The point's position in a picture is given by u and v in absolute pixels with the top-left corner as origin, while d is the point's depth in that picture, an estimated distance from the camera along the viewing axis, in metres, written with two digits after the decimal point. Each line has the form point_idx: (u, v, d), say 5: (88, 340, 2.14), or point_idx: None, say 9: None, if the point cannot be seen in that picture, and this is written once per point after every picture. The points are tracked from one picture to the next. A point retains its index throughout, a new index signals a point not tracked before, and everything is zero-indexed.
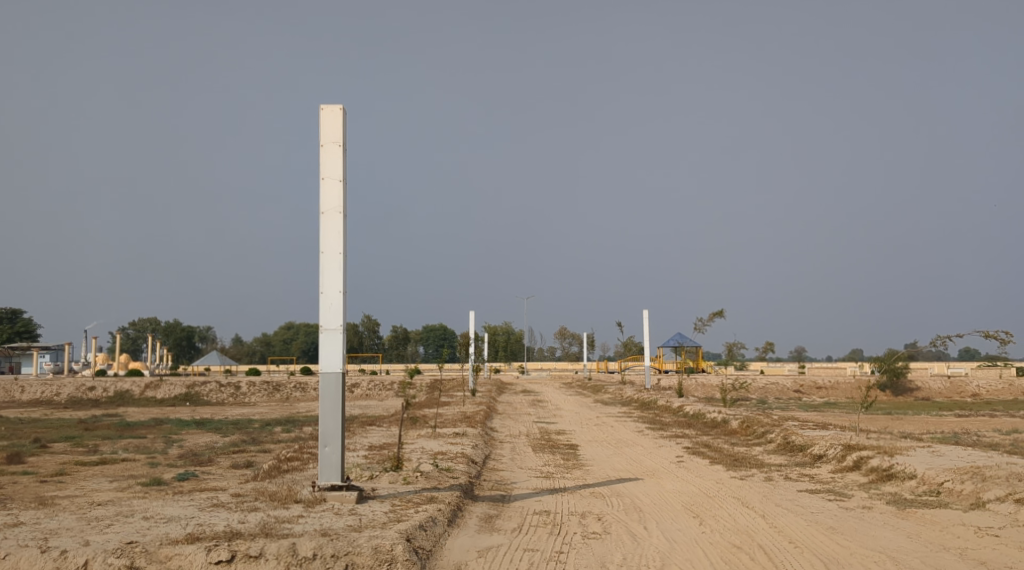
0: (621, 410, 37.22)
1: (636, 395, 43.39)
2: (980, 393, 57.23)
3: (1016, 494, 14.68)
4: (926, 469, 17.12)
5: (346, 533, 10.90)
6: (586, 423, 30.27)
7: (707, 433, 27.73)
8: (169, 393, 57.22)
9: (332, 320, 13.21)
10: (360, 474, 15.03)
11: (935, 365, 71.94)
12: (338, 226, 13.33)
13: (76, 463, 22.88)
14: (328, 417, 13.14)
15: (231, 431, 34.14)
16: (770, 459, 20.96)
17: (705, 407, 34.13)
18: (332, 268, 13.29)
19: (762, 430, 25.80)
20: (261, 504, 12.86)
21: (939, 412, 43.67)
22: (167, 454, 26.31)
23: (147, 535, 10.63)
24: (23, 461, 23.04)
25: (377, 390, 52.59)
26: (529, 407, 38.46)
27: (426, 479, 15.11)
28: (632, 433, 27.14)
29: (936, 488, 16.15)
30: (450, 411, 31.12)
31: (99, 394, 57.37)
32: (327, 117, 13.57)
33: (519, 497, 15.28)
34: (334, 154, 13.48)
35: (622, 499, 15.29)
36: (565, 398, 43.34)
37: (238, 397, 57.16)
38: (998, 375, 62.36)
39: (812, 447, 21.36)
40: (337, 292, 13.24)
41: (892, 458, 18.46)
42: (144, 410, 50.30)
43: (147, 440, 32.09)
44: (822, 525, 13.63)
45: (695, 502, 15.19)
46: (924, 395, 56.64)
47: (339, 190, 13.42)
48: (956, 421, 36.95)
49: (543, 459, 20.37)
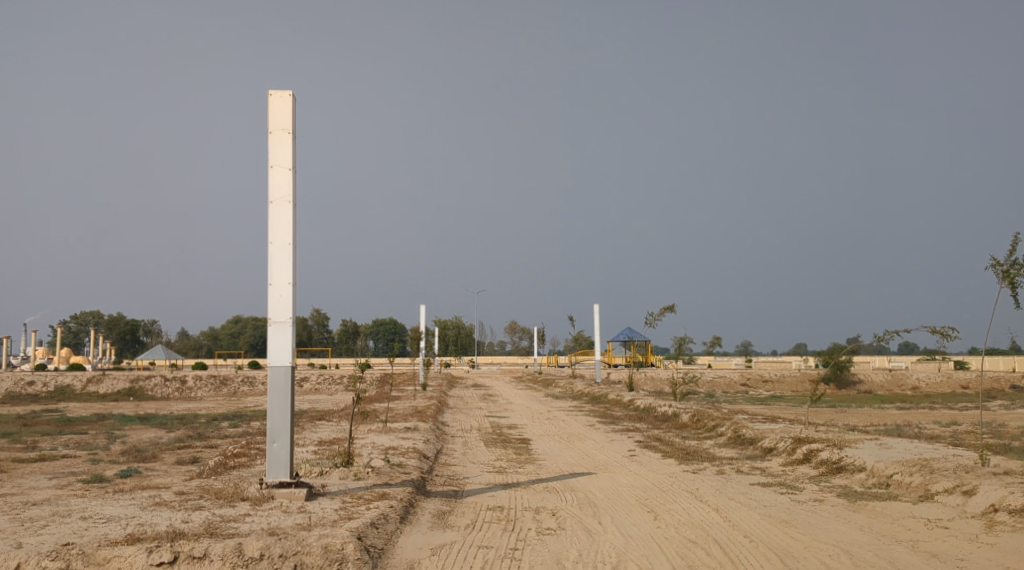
0: (572, 404, 37.20)
1: (586, 389, 43.40)
2: (921, 387, 58.28)
3: (964, 486, 14.79)
4: (875, 462, 17.23)
5: (295, 532, 10.58)
6: (537, 418, 30.13)
7: (658, 426, 27.78)
8: (112, 388, 56.08)
9: (281, 313, 12.86)
10: (310, 470, 14.69)
11: (878, 359, 73.11)
12: (288, 216, 12.98)
13: (14, 460, 22.21)
14: (277, 412, 12.78)
15: (176, 427, 33.48)
16: (720, 453, 20.96)
17: (655, 400, 34.25)
18: (281, 260, 12.94)
19: (712, 424, 25.88)
20: (206, 502, 12.47)
21: (882, 405, 44.30)
22: (110, 450, 25.68)
23: (84, 536, 10.22)
24: None
25: (327, 385, 52.06)
26: (480, 401, 38.25)
27: (377, 474, 14.83)
28: (584, 427, 27.07)
29: (885, 481, 16.25)
30: (401, 404, 30.85)
31: (39, 389, 56.06)
32: (276, 104, 13.19)
33: (472, 493, 15.06)
34: (283, 142, 13.13)
35: (576, 494, 15.14)
36: (517, 393, 43.24)
37: (183, 392, 56.21)
38: (938, 368, 63.52)
39: (763, 440, 21.42)
40: (286, 285, 12.90)
41: (841, 451, 18.56)
42: (85, 406, 49.19)
43: (89, 435, 31.35)
44: (776, 519, 13.59)
45: (649, 497, 15.08)
46: (868, 388, 57.53)
47: (288, 178, 13.06)
48: (898, 414, 37.48)
49: (495, 454, 20.18)
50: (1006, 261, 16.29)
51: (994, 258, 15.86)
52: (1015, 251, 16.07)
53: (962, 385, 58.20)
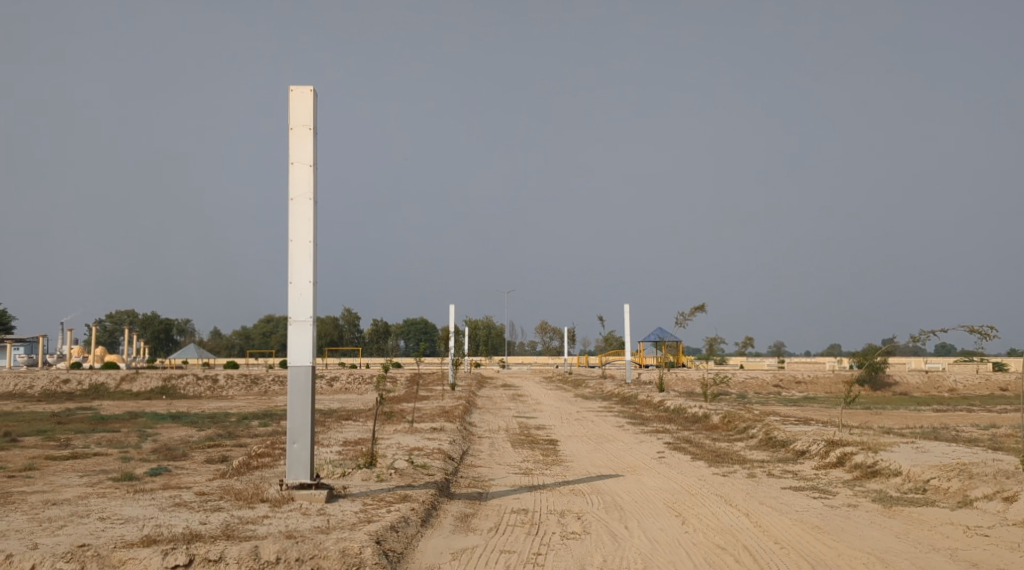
0: (602, 404, 36.85)
1: (616, 389, 42.99)
2: (957, 388, 57.32)
3: (1004, 492, 14.33)
4: (911, 466, 16.79)
5: (313, 535, 10.38)
6: (566, 418, 29.84)
7: (689, 428, 27.39)
8: (145, 386, 56.43)
9: (302, 312, 12.68)
10: (332, 471, 14.50)
11: (914, 359, 72.08)
12: (308, 213, 12.81)
13: (46, 458, 22.29)
14: (297, 412, 12.61)
15: (207, 425, 33.53)
16: (752, 455, 20.55)
17: (685, 402, 33.83)
18: (302, 257, 12.76)
19: (744, 425, 25.48)
20: (226, 504, 12.30)
21: (917, 406, 43.64)
22: (140, 448, 25.71)
23: (100, 537, 10.09)
24: None
25: (357, 384, 52.06)
26: (508, 400, 37.97)
27: (401, 476, 14.63)
28: (613, 428, 26.74)
29: (921, 485, 15.80)
30: (428, 404, 30.67)
31: (73, 386, 56.54)
32: (297, 99, 13.01)
33: (497, 495, 14.79)
34: (304, 138, 12.95)
35: (603, 497, 14.84)
36: (545, 393, 43.00)
37: (215, 391, 56.44)
38: (975, 370, 62.46)
39: (795, 443, 20.98)
40: (307, 283, 12.72)
41: (876, 454, 18.12)
42: (119, 404, 49.51)
43: (121, 434, 31.46)
44: (807, 525, 13.22)
45: (678, 501, 14.74)
46: (903, 390, 56.62)
47: (309, 175, 12.89)
48: (934, 416, 36.85)
49: (523, 455, 19.91)
50: None
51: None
52: None
53: (1000, 387, 57.16)
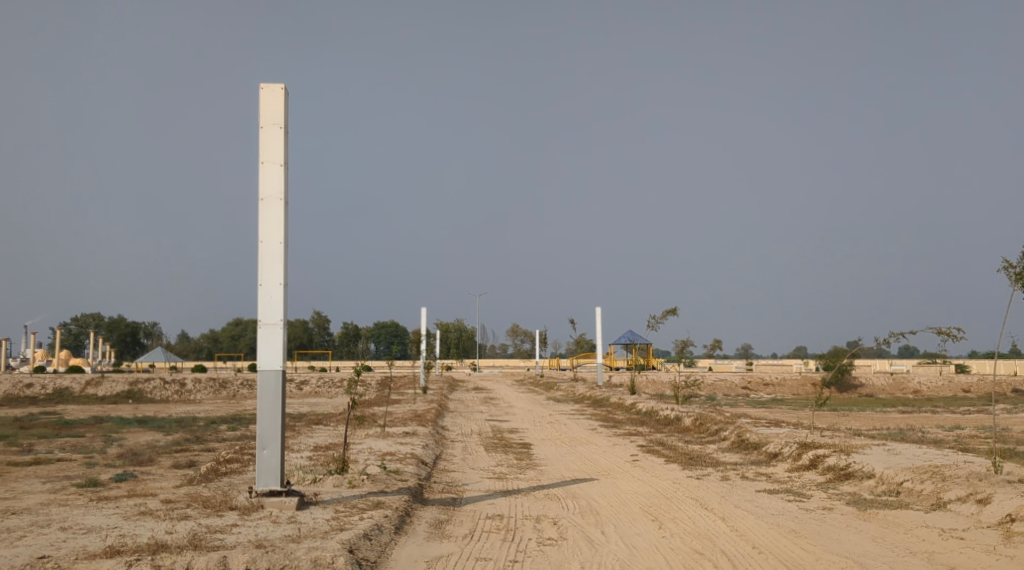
0: (573, 408, 36.71)
1: (587, 392, 42.89)
2: (922, 390, 57.81)
3: (977, 495, 14.31)
4: (884, 468, 16.76)
5: (283, 545, 10.12)
6: (538, 421, 29.67)
7: (660, 430, 27.31)
8: (111, 391, 55.59)
9: (272, 315, 12.41)
10: (302, 478, 14.22)
11: (879, 361, 72.66)
12: (279, 214, 12.54)
13: (9, 463, 21.82)
14: (267, 418, 12.35)
15: (173, 430, 33.05)
16: (725, 458, 20.48)
17: (656, 405, 33.77)
18: (272, 259, 12.50)
19: (715, 427, 25.44)
20: (193, 512, 12.00)
21: (884, 408, 43.89)
22: (106, 453, 25.27)
23: (62, 548, 9.77)
24: None
25: (327, 388, 51.59)
26: (479, 405, 37.72)
27: (373, 482, 14.37)
28: (585, 431, 26.63)
29: (895, 488, 15.78)
30: (399, 409, 30.40)
31: (36, 391, 55.58)
32: (268, 97, 12.74)
33: (471, 501, 14.58)
34: (274, 137, 12.69)
35: (579, 502, 14.66)
36: (517, 396, 42.85)
37: (182, 395, 55.72)
38: (939, 372, 63.05)
39: (767, 445, 20.93)
40: (278, 285, 12.45)
41: (849, 457, 18.09)
42: (83, 408, 48.72)
43: (85, 439, 30.92)
44: (784, 529, 13.12)
45: (653, 505, 14.61)
46: (870, 392, 56.96)
47: (281, 175, 12.62)
48: (901, 417, 37.02)
49: (495, 459, 19.71)
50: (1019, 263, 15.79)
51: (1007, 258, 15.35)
52: None
53: (964, 388, 57.73)
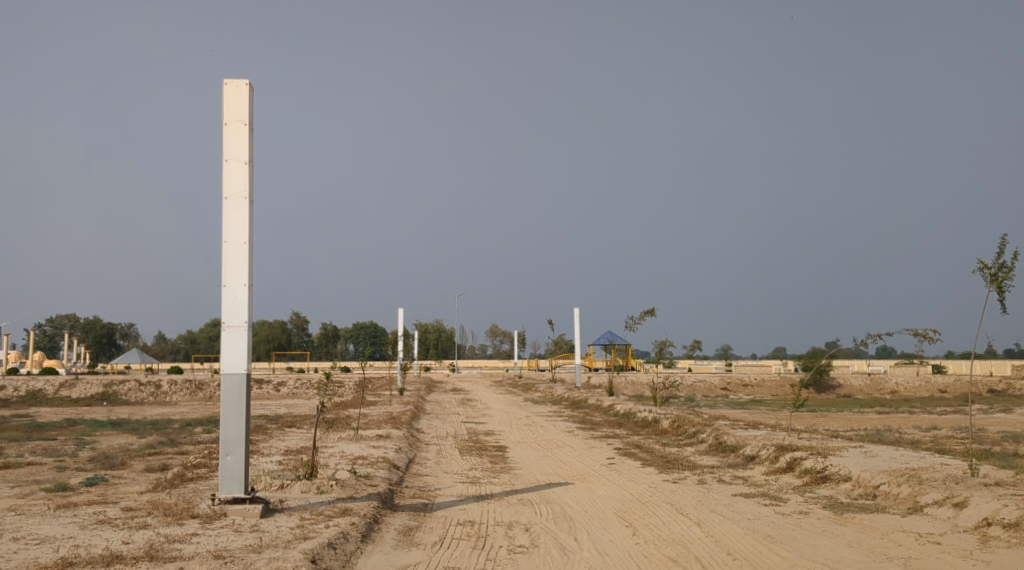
0: (551, 409, 36.47)
1: (566, 393, 42.65)
2: (899, 391, 57.92)
3: (954, 498, 14.17)
4: (861, 471, 16.60)
5: (243, 555, 9.84)
6: (516, 423, 29.43)
7: (638, 433, 27.11)
8: (85, 393, 54.91)
9: (236, 317, 12.10)
10: (270, 483, 13.91)
11: (856, 362, 72.81)
12: (244, 213, 12.23)
13: None
14: (230, 422, 12.04)
15: (147, 433, 32.54)
16: (701, 461, 20.31)
17: (634, 406, 33.53)
18: (237, 260, 12.19)
19: (693, 429, 25.26)
20: (153, 520, 11.70)
21: (861, 409, 44.00)
22: (78, 456, 24.81)
23: (12, 560, 9.48)
24: None
25: (305, 389, 51.11)
26: (457, 406, 37.36)
27: (342, 487, 14.07)
28: (562, 433, 26.40)
29: (872, 491, 15.62)
30: (376, 411, 30.05)
31: (9, 393, 54.79)
32: (232, 93, 12.42)
33: (443, 506, 14.31)
34: (239, 134, 12.37)
35: (552, 507, 14.45)
36: (495, 398, 42.50)
37: (158, 397, 55.09)
38: (916, 372, 63.16)
39: (744, 447, 20.77)
40: (243, 286, 12.14)
41: (826, 459, 17.94)
42: (57, 411, 47.98)
43: (57, 442, 30.43)
44: (759, 534, 12.94)
45: (628, 509, 14.41)
46: (847, 392, 57.02)
47: (245, 173, 12.31)
48: (879, 419, 36.95)
49: (470, 462, 19.45)
50: (994, 263, 15.64)
51: (982, 258, 15.17)
52: (1004, 253, 15.42)
53: (941, 389, 57.91)
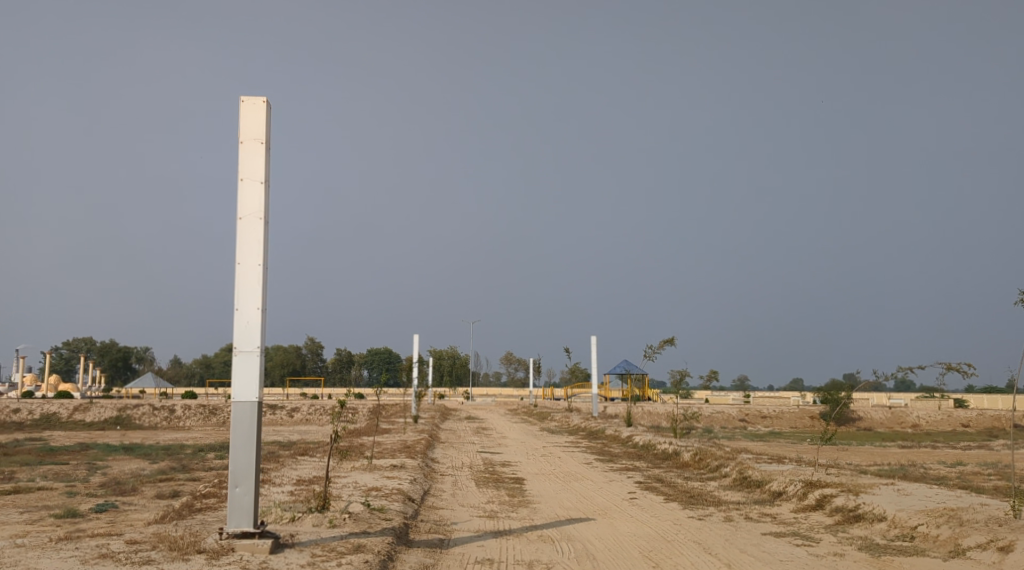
0: (568, 439, 35.84)
1: (583, 422, 41.98)
2: (920, 424, 56.87)
3: (999, 541, 13.46)
4: (897, 511, 15.84)
5: None
6: (532, 454, 28.80)
7: (658, 465, 26.44)
8: (99, 417, 54.43)
9: (248, 342, 11.60)
10: (280, 515, 13.35)
11: (876, 394, 71.64)
12: (258, 234, 11.76)
13: None
14: (240, 453, 11.51)
15: (160, 458, 32.02)
16: (726, 497, 19.60)
17: (654, 437, 32.85)
18: (250, 283, 11.71)
19: (715, 463, 24.54)
20: (157, 555, 11.20)
21: (883, 443, 43.06)
22: (88, 482, 24.23)
23: None
24: None
25: (318, 416, 50.49)
26: (473, 435, 36.67)
27: (355, 521, 13.47)
28: (580, 465, 25.75)
29: (909, 532, 14.88)
30: (389, 440, 29.50)
31: (24, 416, 54.34)
32: (249, 111, 11.98)
33: (459, 542, 13.70)
34: (255, 153, 11.93)
35: (574, 545, 13.80)
36: (510, 426, 41.78)
37: (172, 422, 54.59)
38: (937, 406, 62.00)
39: (771, 483, 20.03)
40: (255, 310, 11.65)
41: (857, 497, 17.20)
42: (70, 435, 47.50)
43: (70, 466, 29.99)
44: None
45: (654, 549, 13.76)
46: (867, 426, 56.07)
47: (260, 193, 11.86)
48: (902, 454, 36.05)
49: (487, 495, 18.80)
50: None
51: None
52: None
53: (963, 423, 56.79)
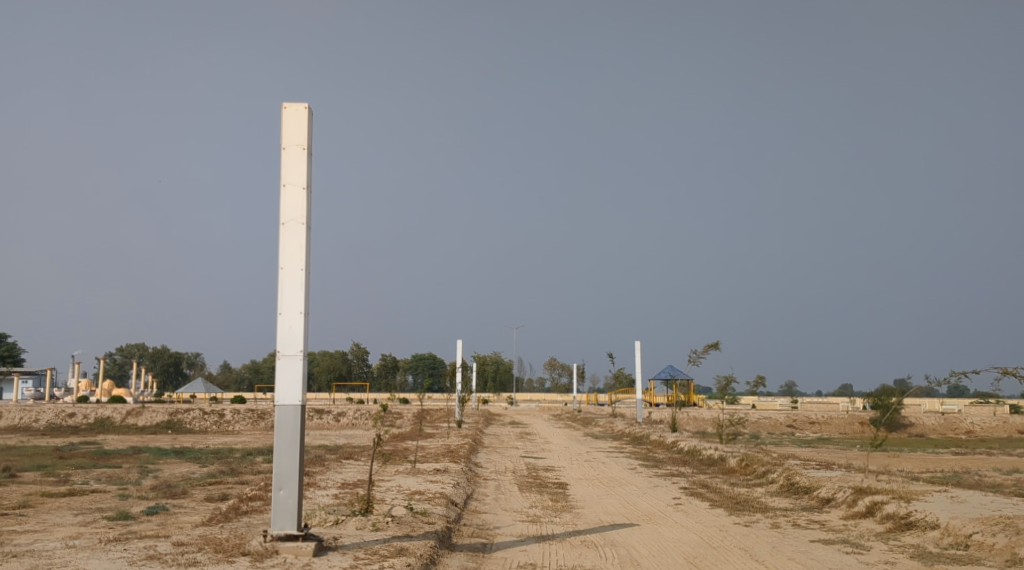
0: (613, 444, 35.67)
1: (628, 428, 41.78)
2: (974, 430, 55.76)
3: None
4: (950, 518, 15.52)
5: None
6: (576, 459, 28.74)
7: (704, 471, 26.21)
8: (151, 421, 55.29)
9: (292, 346, 11.70)
10: (324, 518, 13.44)
11: (928, 400, 70.37)
12: (300, 239, 11.88)
13: (43, 493, 21.34)
14: (284, 457, 11.60)
15: (209, 462, 32.45)
16: (773, 503, 19.38)
17: (700, 443, 32.60)
18: (293, 287, 11.82)
19: (762, 469, 24.27)
20: (203, 557, 11.36)
21: (935, 449, 42.33)
22: (141, 484, 24.66)
23: None
24: None
25: (364, 420, 50.80)
26: (517, 440, 36.67)
27: (398, 525, 13.52)
28: (625, 470, 25.61)
29: (963, 541, 14.58)
30: (434, 444, 29.59)
31: (78, 420, 55.37)
32: (291, 117, 12.09)
33: (502, 547, 13.69)
34: (297, 159, 12.03)
35: (618, 550, 13.72)
36: (555, 432, 41.68)
37: (221, 426, 55.28)
38: (992, 412, 60.73)
39: (819, 490, 19.76)
40: (299, 315, 11.76)
41: (909, 504, 16.89)
42: (123, 439, 48.28)
43: (122, 469, 30.54)
44: None
45: (699, 555, 13.63)
46: (919, 432, 55.13)
47: (302, 199, 11.97)
48: (955, 460, 35.38)
49: (530, 500, 18.77)
50: None
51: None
52: None
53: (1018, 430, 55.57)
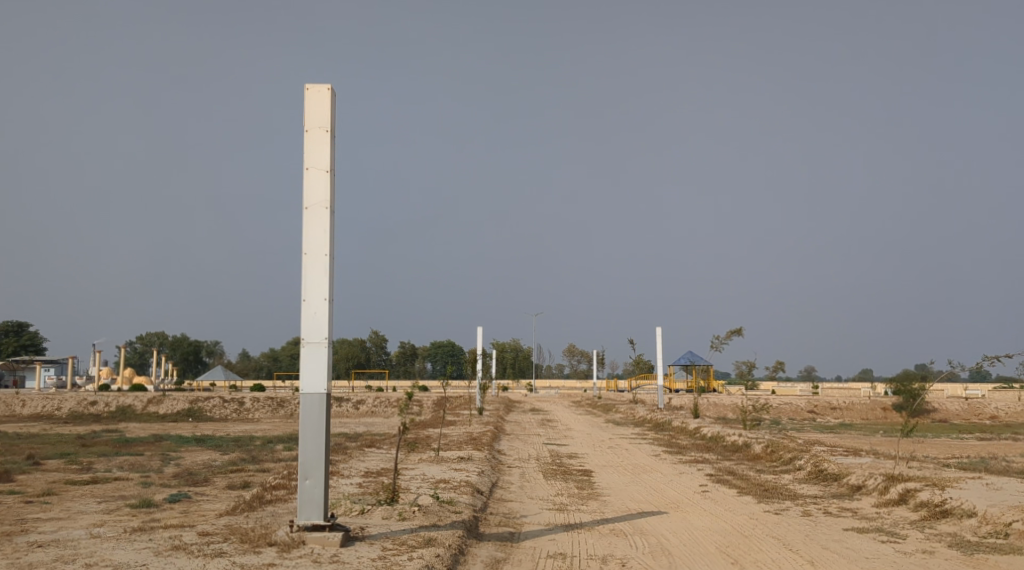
0: (634, 431, 35.41)
1: (648, 414, 41.50)
2: (998, 416, 55.19)
3: None
4: (988, 507, 15.18)
5: None
6: (598, 446, 28.53)
7: (729, 457, 25.88)
8: (172, 408, 55.39)
9: (316, 333, 11.50)
10: (349, 508, 13.26)
11: (951, 386, 69.75)
12: (324, 223, 11.65)
13: (67, 481, 21.30)
14: (310, 445, 11.41)
15: (230, 449, 32.39)
16: (803, 490, 19.07)
17: (722, 429, 32.31)
18: (317, 273, 11.60)
19: (788, 455, 23.95)
20: (229, 547, 11.20)
21: (959, 434, 41.88)
22: (164, 472, 24.58)
23: None
24: (9, 478, 21.36)
25: (384, 408, 50.70)
26: (539, 427, 36.46)
27: (424, 514, 13.30)
28: (648, 457, 25.36)
29: (1002, 529, 14.25)
30: (456, 431, 29.45)
31: (100, 408, 55.57)
32: (314, 98, 11.85)
33: (531, 536, 13.47)
34: (320, 141, 11.80)
35: (648, 539, 13.48)
36: (575, 418, 41.49)
37: (241, 414, 55.29)
38: (1016, 397, 60.09)
39: (849, 476, 19.44)
40: (323, 301, 11.54)
41: (943, 492, 16.55)
42: (144, 427, 48.35)
43: (144, 457, 30.54)
44: None
45: (732, 544, 13.37)
46: (942, 417, 54.59)
47: (326, 182, 11.73)
48: (980, 446, 34.91)
49: (556, 488, 18.52)
50: None
51: None
52: None
53: None
